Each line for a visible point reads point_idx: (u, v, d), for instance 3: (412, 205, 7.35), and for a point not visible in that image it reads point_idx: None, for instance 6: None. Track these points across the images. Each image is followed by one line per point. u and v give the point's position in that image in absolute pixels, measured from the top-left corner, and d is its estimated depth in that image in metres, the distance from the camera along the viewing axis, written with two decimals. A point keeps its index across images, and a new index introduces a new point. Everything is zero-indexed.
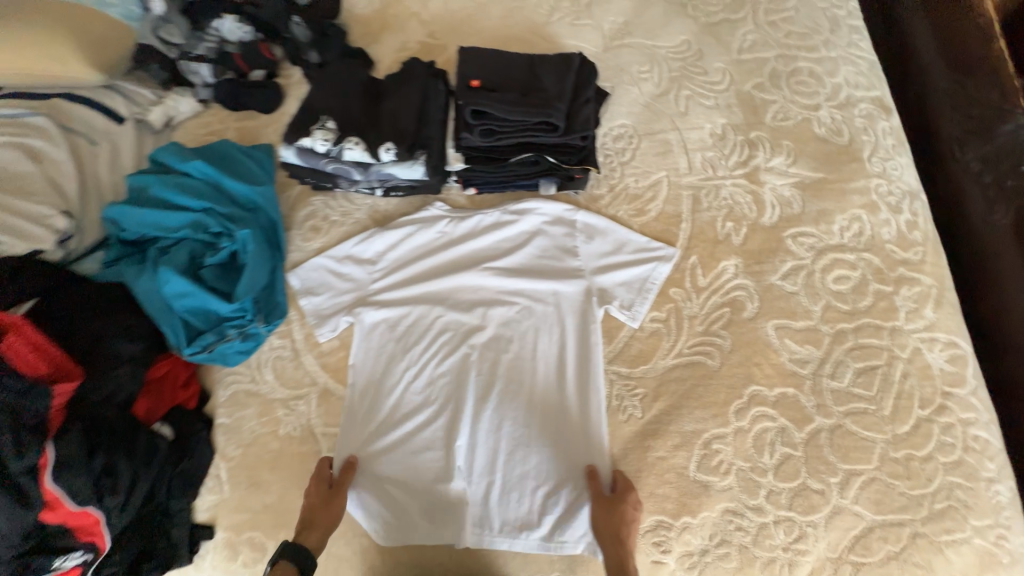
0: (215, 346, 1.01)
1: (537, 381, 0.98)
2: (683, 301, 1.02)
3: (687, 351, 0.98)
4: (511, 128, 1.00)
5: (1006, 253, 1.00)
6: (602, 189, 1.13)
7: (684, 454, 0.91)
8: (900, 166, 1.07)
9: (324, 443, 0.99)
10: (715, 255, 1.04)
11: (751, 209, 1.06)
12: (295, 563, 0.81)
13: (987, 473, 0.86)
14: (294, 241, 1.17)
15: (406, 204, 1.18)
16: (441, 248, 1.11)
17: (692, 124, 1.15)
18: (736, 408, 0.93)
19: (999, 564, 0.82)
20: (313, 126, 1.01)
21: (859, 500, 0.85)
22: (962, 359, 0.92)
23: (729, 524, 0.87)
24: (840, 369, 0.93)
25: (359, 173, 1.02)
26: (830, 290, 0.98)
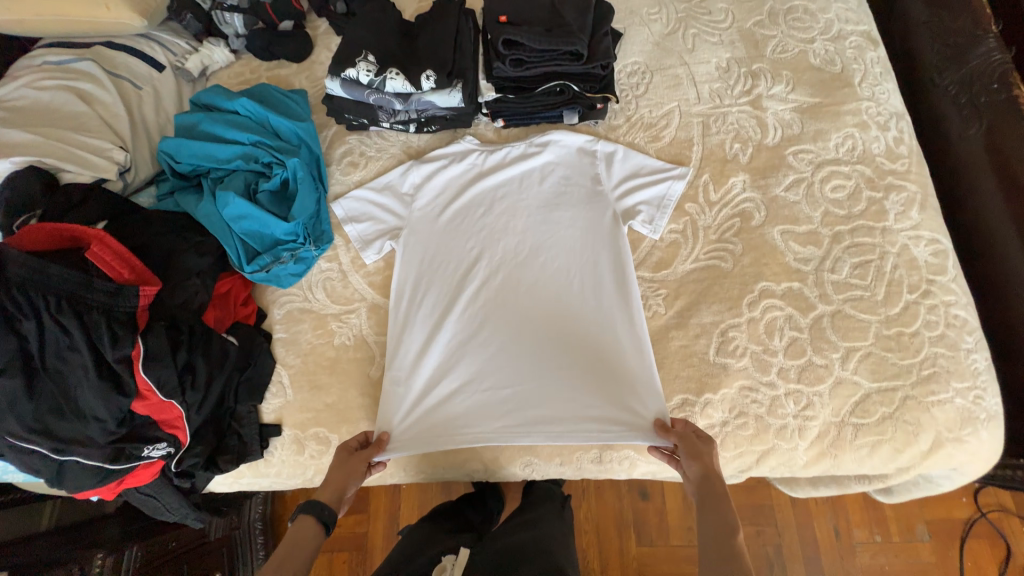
0: (272, 267, 1.10)
1: (570, 295, 1.08)
2: (698, 214, 1.13)
3: (704, 257, 1.09)
4: (539, 58, 1.09)
5: (981, 162, 1.12)
6: (620, 119, 1.23)
7: (704, 341, 1.03)
8: (887, 91, 1.19)
9: (377, 349, 1.10)
10: (725, 172, 1.15)
11: (755, 131, 1.17)
12: (313, 516, 0.84)
13: (966, 345, 0.98)
14: (334, 175, 1.26)
15: (438, 139, 1.27)
16: (474, 179, 1.21)
17: (699, 59, 1.26)
18: (748, 301, 1.04)
19: (977, 419, 0.95)
20: (356, 59, 1.09)
21: (859, 371, 0.97)
22: (943, 252, 1.05)
23: (746, 398, 0.99)
24: (838, 264, 1.04)
25: (400, 104, 1.11)
26: (828, 198, 1.10)
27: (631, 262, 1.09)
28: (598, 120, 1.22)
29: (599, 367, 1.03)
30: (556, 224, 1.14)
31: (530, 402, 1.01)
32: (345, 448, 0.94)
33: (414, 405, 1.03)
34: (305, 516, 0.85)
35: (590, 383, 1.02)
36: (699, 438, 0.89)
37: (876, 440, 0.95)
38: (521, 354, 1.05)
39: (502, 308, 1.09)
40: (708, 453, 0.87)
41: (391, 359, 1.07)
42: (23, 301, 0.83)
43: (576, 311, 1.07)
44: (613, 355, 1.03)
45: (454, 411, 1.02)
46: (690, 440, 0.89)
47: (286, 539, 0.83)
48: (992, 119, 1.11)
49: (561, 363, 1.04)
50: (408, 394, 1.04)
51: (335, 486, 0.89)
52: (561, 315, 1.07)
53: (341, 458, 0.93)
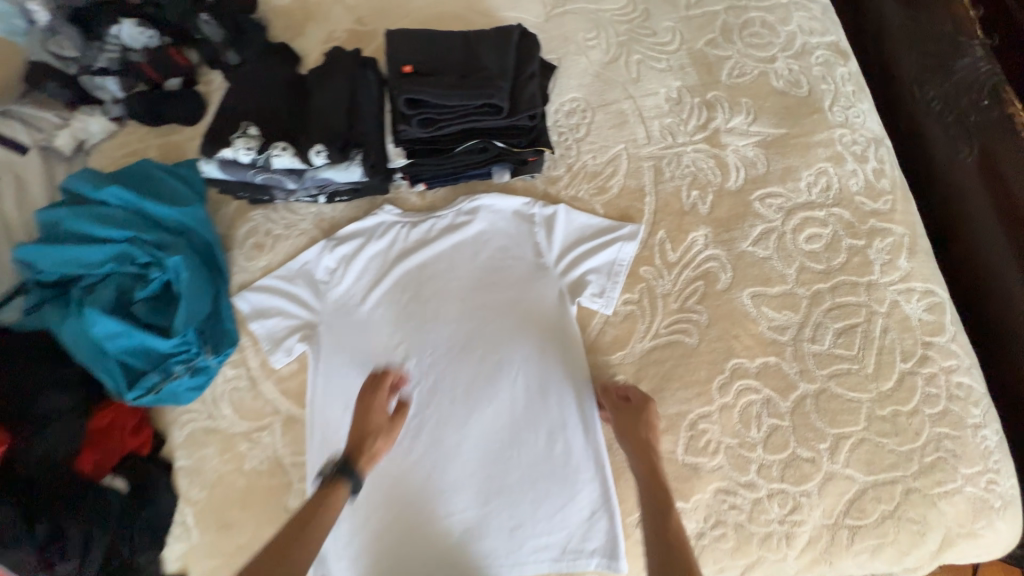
0: (161, 386, 0.93)
1: (516, 395, 0.93)
2: (655, 279, 0.97)
3: (665, 332, 0.94)
4: (451, 115, 0.92)
5: (974, 189, 0.97)
6: (560, 170, 1.06)
7: (671, 438, 0.87)
8: (862, 113, 1.03)
9: (295, 473, 0.94)
10: (683, 227, 0.99)
11: (715, 174, 1.01)
12: None
13: (973, 420, 0.84)
14: (237, 261, 1.08)
15: (354, 209, 1.10)
16: (396, 259, 1.04)
17: (646, 90, 1.09)
18: (718, 384, 0.89)
19: (992, 509, 0.81)
20: (233, 134, 0.91)
21: (851, 463, 0.83)
22: (939, 306, 0.90)
23: (723, 504, 0.84)
24: (820, 332, 0.89)
25: (293, 182, 0.94)
26: (803, 250, 0.94)
27: (580, 350, 0.94)
28: (536, 172, 1.05)
29: (552, 481, 0.87)
30: (495, 308, 0.98)
31: (479, 532, 0.87)
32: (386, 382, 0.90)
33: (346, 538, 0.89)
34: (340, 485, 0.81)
35: (542, 503, 0.87)
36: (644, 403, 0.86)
37: (878, 544, 0.81)
38: (462, 471, 0.90)
39: (439, 414, 0.93)
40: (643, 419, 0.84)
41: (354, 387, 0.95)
42: None
43: (523, 413, 0.92)
44: (567, 468, 0.88)
45: (395, 548, 0.88)
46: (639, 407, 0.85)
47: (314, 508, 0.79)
48: (983, 140, 0.96)
49: (509, 480, 0.88)
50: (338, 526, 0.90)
51: (369, 454, 0.85)
52: (506, 419, 0.91)
53: (365, 417, 0.87)
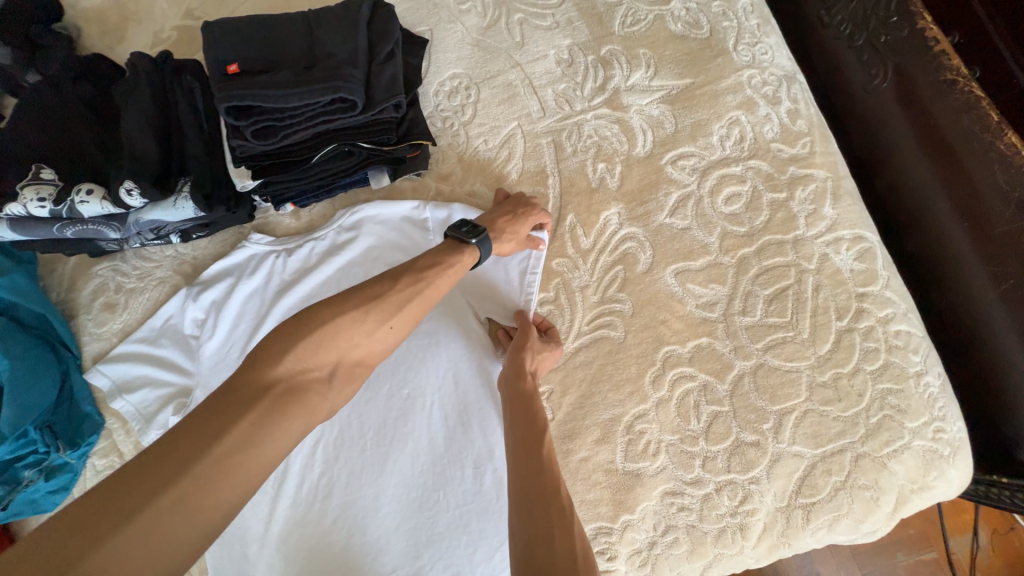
0: (10, 500, 0.78)
1: (434, 430, 0.81)
2: (570, 271, 0.86)
3: (588, 330, 0.84)
4: (296, 119, 0.76)
5: (894, 118, 0.89)
6: (449, 162, 0.92)
7: (608, 447, 0.79)
8: (770, 48, 0.92)
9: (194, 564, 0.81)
10: (593, 207, 0.88)
11: (621, 142, 0.90)
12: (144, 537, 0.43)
13: (914, 368, 0.79)
14: (85, 328, 0.90)
15: (218, 244, 0.93)
16: (275, 296, 0.88)
17: (533, 55, 0.95)
18: (651, 378, 0.80)
19: (942, 458, 0.77)
20: (21, 184, 0.73)
21: (798, 440, 0.77)
22: (870, 252, 0.83)
23: (671, 507, 0.77)
24: (750, 302, 0.81)
25: (116, 231, 0.76)
26: (723, 214, 0.85)
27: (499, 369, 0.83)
28: (423, 169, 0.90)
29: (483, 521, 0.78)
30: None
31: None
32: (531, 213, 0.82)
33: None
34: (467, 246, 0.73)
35: (476, 547, 0.77)
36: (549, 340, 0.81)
37: (833, 517, 0.76)
38: (384, 524, 0.78)
39: (352, 462, 0.81)
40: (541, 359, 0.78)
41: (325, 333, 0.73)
42: None
43: (445, 448, 0.81)
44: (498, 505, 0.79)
45: None
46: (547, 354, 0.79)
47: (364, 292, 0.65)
48: (898, 63, 0.88)
49: (438, 526, 0.78)
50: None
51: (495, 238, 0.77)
52: (427, 458, 0.81)
53: (507, 222, 0.80)
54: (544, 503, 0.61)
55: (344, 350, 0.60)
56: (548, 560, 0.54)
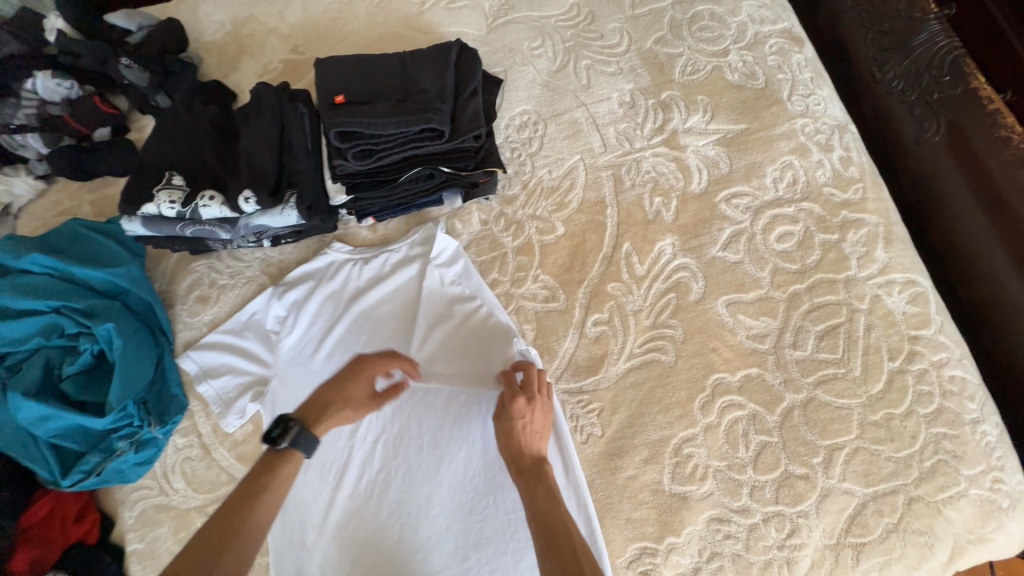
0: (103, 467, 0.86)
1: (488, 436, 0.86)
2: (624, 296, 0.91)
3: (639, 352, 0.88)
4: (389, 144, 0.86)
5: (947, 169, 0.92)
6: (515, 188, 1.01)
7: (655, 468, 0.81)
8: (822, 100, 0.98)
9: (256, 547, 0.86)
10: (649, 237, 0.94)
11: (677, 178, 0.96)
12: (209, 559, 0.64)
13: (970, 415, 0.79)
14: (181, 318, 1.01)
15: (302, 250, 1.03)
16: (350, 300, 0.96)
17: (597, 96, 1.04)
18: (701, 404, 0.83)
19: (1002, 510, 0.76)
20: (156, 188, 0.84)
21: (848, 476, 0.77)
22: (923, 296, 0.85)
23: (717, 534, 0.78)
24: (801, 337, 0.84)
25: (227, 232, 0.87)
26: (775, 251, 0.89)
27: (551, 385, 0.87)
28: (490, 194, 0.99)
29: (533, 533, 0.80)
30: (457, 344, 0.91)
31: None
32: (363, 369, 0.86)
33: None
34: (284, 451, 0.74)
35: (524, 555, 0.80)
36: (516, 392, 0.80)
37: (885, 561, 0.75)
38: (436, 525, 0.82)
39: (409, 463, 0.86)
40: (521, 426, 0.78)
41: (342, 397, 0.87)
42: None
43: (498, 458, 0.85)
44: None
45: None
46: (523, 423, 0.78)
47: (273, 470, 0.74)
48: (951, 119, 0.92)
49: (487, 530, 0.81)
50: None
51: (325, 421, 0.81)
52: (479, 463, 0.85)
53: (337, 393, 0.84)
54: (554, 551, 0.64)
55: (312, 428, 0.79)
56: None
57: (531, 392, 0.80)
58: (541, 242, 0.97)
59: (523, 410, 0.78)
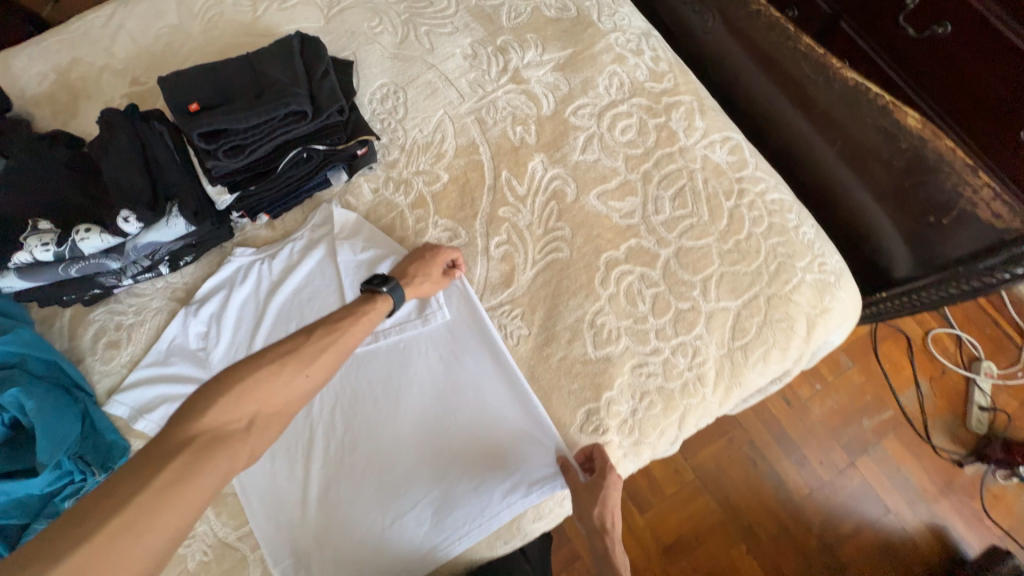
0: None
1: (434, 368, 0.94)
2: (515, 215, 1.03)
3: (541, 256, 1.01)
4: (257, 136, 0.90)
5: (732, 49, 1.16)
6: (394, 153, 1.09)
7: (579, 343, 0.95)
8: (625, 16, 1.17)
9: (245, 546, 0.88)
10: (521, 160, 1.06)
11: (530, 107, 1.10)
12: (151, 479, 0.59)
13: (792, 223, 1.01)
14: (94, 368, 0.98)
15: (204, 266, 1.03)
16: (267, 296, 1.00)
17: (443, 55, 1.15)
18: (600, 280, 0.98)
19: (831, 284, 0.99)
20: (23, 236, 0.83)
21: (722, 296, 0.96)
22: (738, 146, 1.06)
23: (641, 376, 0.93)
24: (659, 204, 1.01)
25: (116, 261, 0.87)
26: (622, 143, 1.06)
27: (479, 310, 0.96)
28: (372, 163, 1.07)
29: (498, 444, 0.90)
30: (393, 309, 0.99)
31: (451, 501, 0.87)
32: (439, 255, 0.96)
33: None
34: (379, 294, 0.88)
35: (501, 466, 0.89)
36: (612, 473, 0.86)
37: (765, 350, 0.95)
38: (414, 478, 0.88)
39: (368, 435, 0.91)
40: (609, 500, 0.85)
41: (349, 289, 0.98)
42: None
43: (452, 396, 0.92)
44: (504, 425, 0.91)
45: (373, 558, 0.86)
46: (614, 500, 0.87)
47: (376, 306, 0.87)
48: (720, 7, 1.14)
49: (455, 442, 0.90)
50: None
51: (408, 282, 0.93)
52: (432, 390, 0.93)
53: (419, 269, 0.94)
54: None
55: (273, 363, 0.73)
56: None
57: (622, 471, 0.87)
58: (431, 192, 1.06)
59: (610, 479, 0.86)
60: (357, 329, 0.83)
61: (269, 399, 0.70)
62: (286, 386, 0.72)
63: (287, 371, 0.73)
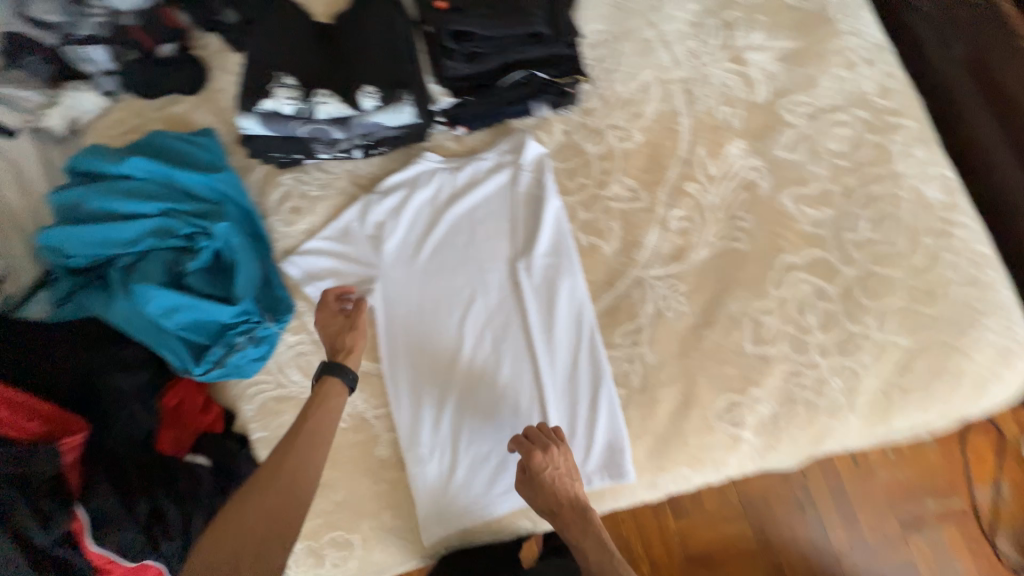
0: (227, 359, 0.90)
1: (573, 320, 0.95)
2: (701, 194, 1.02)
3: (718, 241, 1.00)
4: (494, 47, 0.93)
5: (963, 84, 1.09)
6: (595, 100, 1.08)
7: (738, 334, 0.93)
8: (865, 21, 1.10)
9: (381, 426, 0.93)
10: (721, 141, 1.04)
11: (743, 90, 1.07)
12: None
13: (990, 279, 0.95)
14: (276, 228, 1.03)
15: (389, 160, 1.07)
16: (445, 205, 1.03)
17: (666, 16, 1.13)
18: (774, 280, 0.96)
19: (1014, 353, 0.93)
20: (270, 85, 0.88)
21: (896, 331, 0.93)
22: (953, 187, 1.00)
23: (791, 384, 0.92)
24: (855, 222, 0.98)
25: (340, 132, 0.93)
26: (830, 151, 1.02)
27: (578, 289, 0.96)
28: (570, 106, 1.07)
29: (637, 406, 0.91)
30: (546, 253, 0.98)
31: (569, 445, 0.90)
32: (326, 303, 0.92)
33: (447, 500, 0.88)
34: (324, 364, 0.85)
35: (635, 426, 0.90)
36: (540, 457, 0.82)
37: (926, 397, 0.92)
38: (549, 416, 0.91)
39: (512, 362, 0.94)
40: (551, 477, 0.82)
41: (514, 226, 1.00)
42: None
43: (587, 350, 0.93)
44: (646, 391, 0.92)
45: (490, 476, 0.89)
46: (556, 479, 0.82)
47: (317, 406, 0.81)
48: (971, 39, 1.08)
49: (582, 395, 0.92)
50: (441, 488, 0.89)
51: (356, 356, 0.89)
52: (571, 340, 0.94)
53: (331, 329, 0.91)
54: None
55: (266, 464, 0.75)
56: None
57: (546, 444, 0.83)
58: (623, 148, 1.06)
59: (548, 461, 0.82)
60: (325, 418, 0.80)
61: (257, 509, 0.70)
62: (263, 497, 0.71)
63: (262, 481, 0.72)
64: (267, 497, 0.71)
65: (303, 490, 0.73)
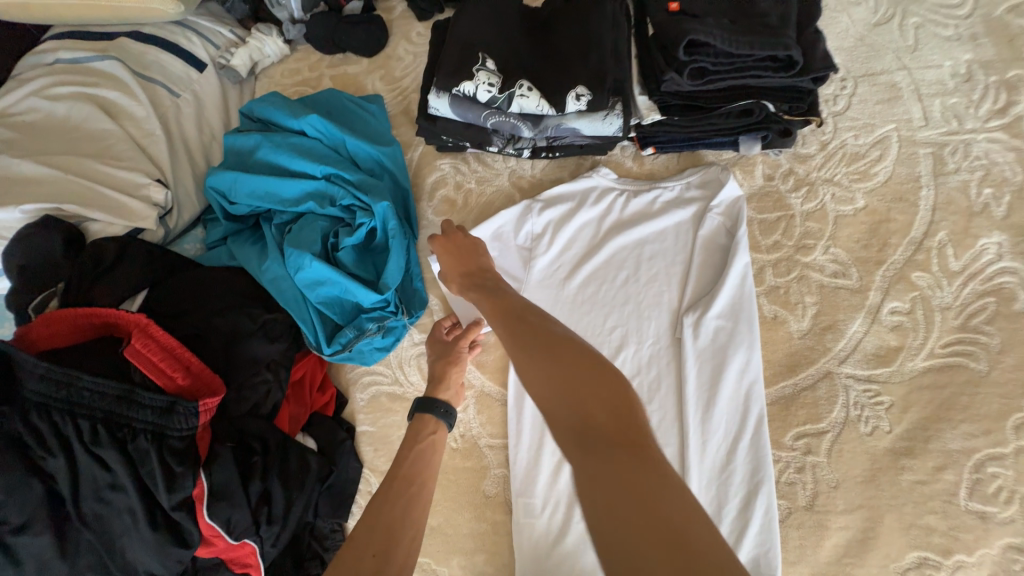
0: (355, 344, 0.84)
1: (739, 401, 0.79)
2: (931, 289, 0.81)
3: (942, 352, 0.78)
4: (728, 67, 0.78)
5: None
6: (812, 147, 0.92)
7: (951, 477, 0.73)
8: None
9: (492, 459, 0.84)
10: (971, 229, 0.83)
11: (1015, 171, 0.84)
12: None
13: None
14: (425, 215, 0.96)
15: (557, 167, 0.97)
16: (611, 231, 0.91)
17: (925, 61, 0.93)
18: (1016, 424, 0.73)
19: None
20: (472, 67, 0.81)
21: None
22: None
23: (1014, 564, 0.69)
24: None
25: (528, 130, 0.85)
26: None
27: (753, 367, 0.80)
28: (783, 148, 0.91)
29: (798, 528, 0.75)
30: (720, 313, 0.82)
31: None
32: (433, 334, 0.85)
33: (550, 566, 0.76)
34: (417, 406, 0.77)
35: (792, 551, 0.75)
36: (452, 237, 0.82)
37: None
38: None
39: (654, 431, 0.81)
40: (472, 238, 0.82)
41: (686, 274, 0.86)
42: (69, 433, 0.65)
43: (750, 444, 0.77)
44: (813, 512, 0.75)
45: None
46: (464, 239, 0.81)
47: (411, 446, 0.73)
48: None
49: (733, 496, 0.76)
50: (546, 549, 0.76)
51: (448, 388, 0.79)
52: (730, 425, 0.78)
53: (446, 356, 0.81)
54: (547, 356, 0.55)
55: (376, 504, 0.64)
56: (579, 379, 0.52)
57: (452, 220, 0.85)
58: (837, 212, 0.88)
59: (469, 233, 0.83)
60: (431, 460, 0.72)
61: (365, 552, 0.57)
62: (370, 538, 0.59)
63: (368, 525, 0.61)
64: (375, 535, 0.59)
65: (406, 550, 0.59)
